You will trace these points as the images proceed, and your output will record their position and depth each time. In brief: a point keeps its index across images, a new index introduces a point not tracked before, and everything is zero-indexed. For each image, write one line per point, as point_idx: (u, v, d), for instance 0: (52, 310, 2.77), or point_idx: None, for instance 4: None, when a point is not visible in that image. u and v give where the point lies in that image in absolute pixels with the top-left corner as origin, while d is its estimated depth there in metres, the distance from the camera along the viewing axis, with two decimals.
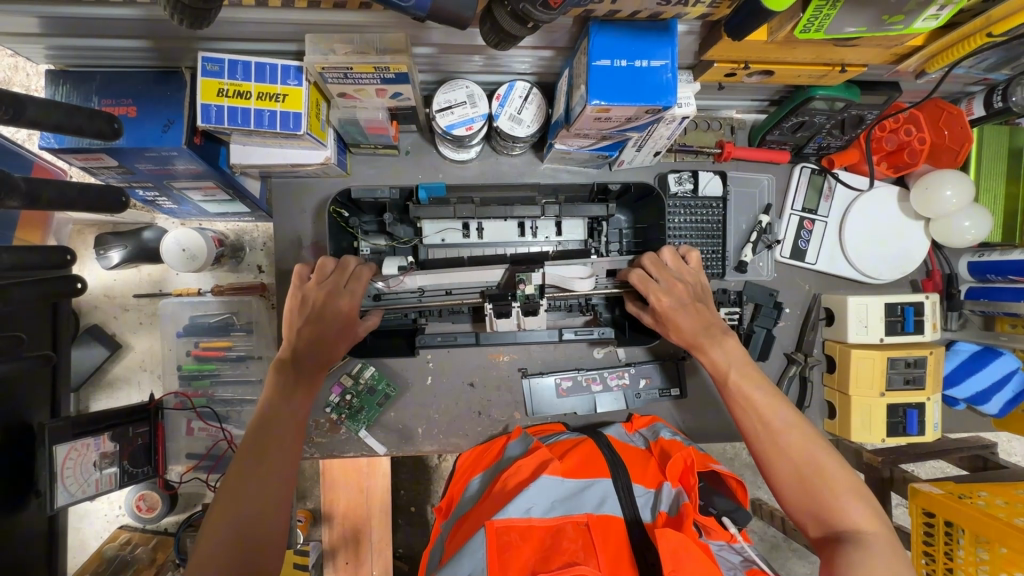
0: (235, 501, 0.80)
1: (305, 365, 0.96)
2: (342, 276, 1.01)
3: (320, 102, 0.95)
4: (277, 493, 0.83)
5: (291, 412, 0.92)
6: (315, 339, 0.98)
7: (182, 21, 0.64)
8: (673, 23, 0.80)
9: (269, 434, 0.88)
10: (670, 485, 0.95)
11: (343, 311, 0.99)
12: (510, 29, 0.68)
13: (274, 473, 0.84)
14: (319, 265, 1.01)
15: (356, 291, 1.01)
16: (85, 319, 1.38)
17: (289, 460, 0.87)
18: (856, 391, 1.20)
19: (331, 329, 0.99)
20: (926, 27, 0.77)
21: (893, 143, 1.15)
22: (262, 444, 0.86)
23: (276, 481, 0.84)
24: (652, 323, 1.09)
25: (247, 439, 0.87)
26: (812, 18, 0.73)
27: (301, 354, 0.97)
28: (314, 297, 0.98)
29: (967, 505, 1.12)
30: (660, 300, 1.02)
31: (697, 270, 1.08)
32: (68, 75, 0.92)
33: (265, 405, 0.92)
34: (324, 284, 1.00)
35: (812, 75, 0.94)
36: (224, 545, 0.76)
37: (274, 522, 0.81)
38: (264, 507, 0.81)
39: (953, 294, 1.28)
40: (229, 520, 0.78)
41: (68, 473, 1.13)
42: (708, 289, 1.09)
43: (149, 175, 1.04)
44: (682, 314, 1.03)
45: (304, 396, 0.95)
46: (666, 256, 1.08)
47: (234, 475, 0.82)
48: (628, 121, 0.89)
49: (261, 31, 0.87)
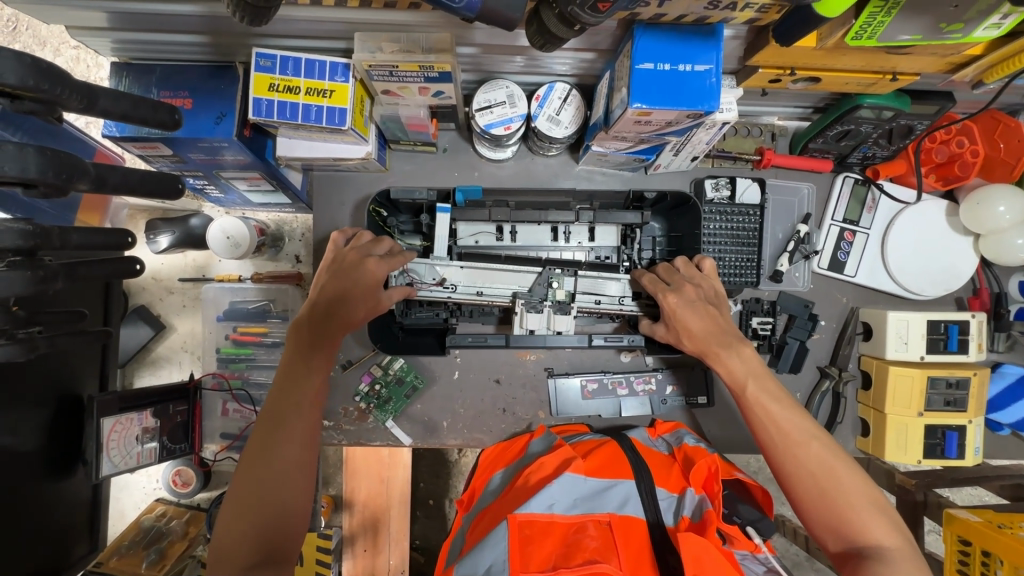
0: (257, 463, 0.84)
1: (321, 327, 0.95)
2: (376, 245, 1.04)
3: (365, 98, 0.98)
4: (296, 456, 0.86)
5: (308, 374, 0.93)
6: (336, 301, 0.97)
7: (243, 19, 0.67)
8: (719, 28, 0.79)
9: (286, 397, 0.90)
10: (693, 491, 0.94)
11: (369, 273, 0.99)
12: (558, 32, 0.69)
13: (291, 439, 0.86)
14: (356, 237, 1.06)
15: (388, 261, 1.01)
16: (133, 300, 1.45)
17: (305, 425, 0.88)
18: (892, 409, 1.16)
19: (353, 289, 0.98)
20: (987, 36, 0.74)
21: (944, 156, 1.11)
22: (280, 412, 0.88)
23: (297, 446, 0.86)
24: (666, 337, 1.06)
25: (267, 408, 0.89)
26: (864, 24, 0.71)
27: (319, 315, 0.96)
28: (344, 258, 1.01)
29: (1007, 535, 1.08)
30: (667, 298, 1.02)
31: (710, 278, 1.07)
32: (131, 68, 0.98)
33: (284, 367, 0.93)
34: (358, 249, 1.02)
35: (860, 83, 0.92)
36: (250, 506, 0.81)
37: (294, 485, 0.84)
38: (285, 470, 0.84)
39: (1001, 314, 1.22)
40: (252, 482, 0.82)
41: (113, 443, 1.22)
42: (724, 295, 1.07)
43: (199, 164, 1.08)
44: (690, 314, 1.01)
45: (324, 358, 0.95)
46: (678, 262, 1.10)
47: (257, 438, 0.86)
48: (668, 125, 0.88)
49: (311, 28, 0.90)
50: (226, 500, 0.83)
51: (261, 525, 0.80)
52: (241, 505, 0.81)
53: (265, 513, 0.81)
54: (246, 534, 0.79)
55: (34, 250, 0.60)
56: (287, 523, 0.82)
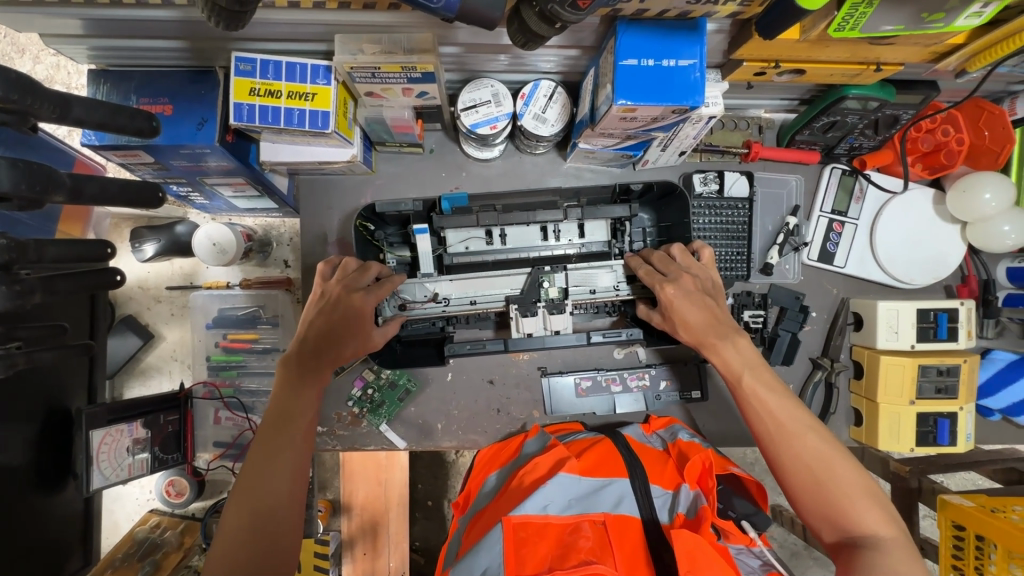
0: (246, 498, 0.83)
1: (314, 361, 0.96)
2: (363, 275, 1.04)
3: (348, 101, 0.97)
4: (288, 490, 0.85)
5: (299, 408, 0.92)
6: (327, 335, 0.98)
7: (219, 24, 0.65)
8: (702, 22, 0.78)
9: (278, 434, 0.89)
10: (688, 487, 0.95)
11: (356, 306, 0.99)
12: (539, 30, 0.68)
13: (281, 473, 0.86)
14: (342, 264, 1.05)
15: (375, 292, 1.01)
16: (120, 309, 1.43)
17: (295, 458, 0.88)
18: (884, 399, 1.16)
19: (342, 324, 0.98)
20: (968, 25, 0.73)
21: (930, 144, 1.12)
22: (269, 444, 0.88)
23: (289, 478, 0.86)
24: (661, 324, 1.07)
25: (257, 441, 0.89)
26: (846, 16, 0.71)
27: (309, 350, 0.96)
28: (330, 293, 1.01)
29: (1000, 519, 1.09)
30: (665, 289, 1.01)
31: (706, 267, 1.06)
32: (108, 74, 0.96)
33: (275, 402, 0.93)
34: (344, 281, 1.02)
35: (845, 74, 0.92)
36: (244, 541, 0.79)
37: (285, 518, 0.83)
38: (277, 503, 0.83)
39: (990, 302, 1.23)
40: (244, 516, 0.81)
41: (103, 456, 1.19)
42: (720, 286, 1.06)
43: (182, 171, 1.07)
44: (687, 304, 1.01)
45: (313, 392, 0.95)
46: (671, 251, 1.08)
47: (247, 470, 0.85)
48: (654, 121, 0.88)
49: (290, 31, 0.88)
50: (214, 538, 0.81)
51: (252, 560, 0.78)
52: (233, 541, 0.79)
53: (257, 547, 0.79)
54: (237, 572, 0.77)
55: (9, 265, 0.59)
56: (279, 556, 0.80)
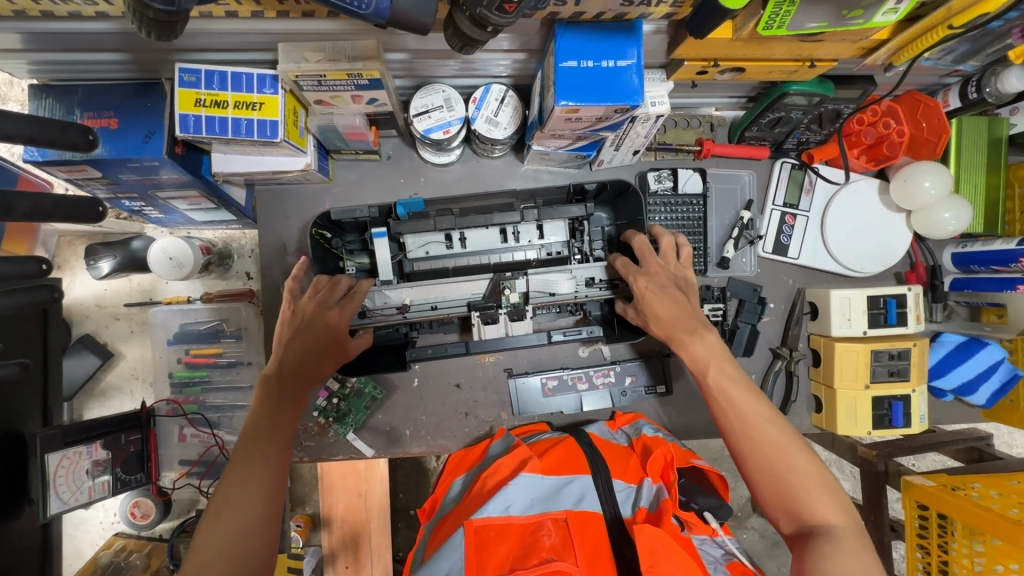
0: (219, 525, 0.77)
1: (293, 381, 0.93)
2: (334, 290, 1.02)
3: (298, 109, 0.96)
4: (263, 513, 0.80)
5: (274, 429, 0.89)
6: (304, 353, 0.95)
7: (151, 34, 0.65)
8: (638, 23, 0.81)
9: (253, 452, 0.85)
10: (650, 481, 0.96)
11: (333, 324, 0.98)
12: (471, 34, 0.69)
13: (255, 495, 0.81)
14: (313, 283, 1.04)
15: (349, 307, 1.00)
16: (77, 329, 1.40)
17: (272, 480, 0.84)
18: (841, 384, 1.19)
19: (319, 343, 0.96)
20: (887, 21, 0.77)
21: (873, 136, 1.15)
22: (243, 466, 0.83)
23: (264, 500, 0.81)
24: (637, 319, 1.09)
25: (231, 464, 0.84)
26: (772, 14, 0.73)
27: (289, 370, 0.94)
28: (303, 311, 0.99)
29: (959, 497, 1.12)
30: (637, 280, 1.03)
31: (682, 266, 1.09)
32: (51, 88, 0.94)
33: (251, 422, 0.89)
34: (316, 298, 1.01)
35: (783, 71, 0.95)
36: (217, 566, 0.74)
37: (261, 543, 0.78)
38: (251, 525, 0.78)
39: (937, 286, 1.29)
40: (219, 538, 0.76)
41: (60, 480, 1.15)
42: (694, 284, 1.08)
43: (134, 185, 1.05)
44: (658, 296, 1.01)
45: (291, 414, 0.92)
46: (663, 245, 1.09)
47: (220, 496, 0.80)
48: (600, 121, 0.89)
49: (234, 41, 0.88)
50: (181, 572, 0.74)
51: None
52: (206, 568, 0.74)
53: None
54: None
55: None
56: None
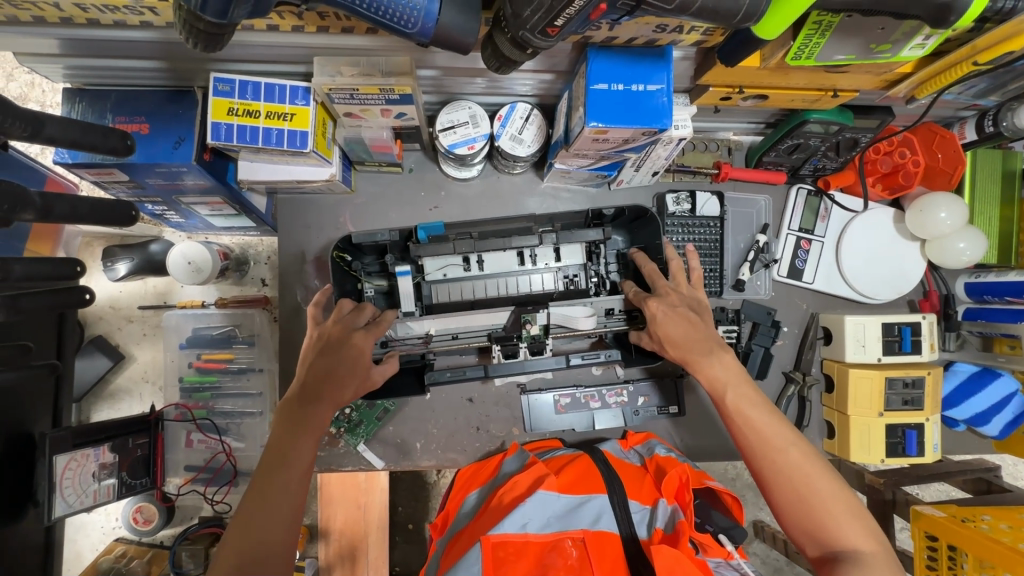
0: (235, 550, 0.78)
1: (312, 404, 0.93)
2: (358, 316, 1.03)
3: (327, 121, 0.98)
4: (281, 541, 0.81)
5: (294, 452, 0.89)
6: (326, 376, 0.96)
7: (196, 45, 0.66)
8: (668, 49, 0.82)
9: (272, 478, 0.86)
10: (665, 502, 0.95)
11: (355, 348, 0.98)
12: (510, 55, 0.70)
13: (275, 521, 0.82)
14: (337, 306, 1.04)
15: (374, 331, 1.00)
16: (89, 330, 1.40)
17: (292, 508, 0.84)
18: (855, 411, 1.19)
19: (340, 367, 0.96)
20: (913, 55, 0.79)
21: (889, 165, 1.17)
22: (263, 489, 0.84)
23: (280, 527, 0.82)
24: (654, 345, 1.07)
25: (250, 488, 0.85)
26: (802, 45, 0.75)
27: (308, 392, 0.94)
28: (328, 334, 1.00)
29: (970, 529, 1.11)
30: (651, 307, 1.03)
31: (694, 290, 1.10)
32: (86, 93, 0.96)
33: (272, 443, 0.90)
34: (341, 321, 1.02)
35: (805, 99, 0.96)
36: None
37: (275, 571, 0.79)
38: (268, 551, 0.79)
39: (950, 315, 1.30)
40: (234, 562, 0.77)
41: (67, 482, 1.11)
42: (707, 305, 1.08)
43: (158, 189, 1.06)
44: (670, 320, 1.02)
45: (311, 438, 0.91)
46: (672, 267, 1.10)
47: (238, 521, 0.81)
48: (625, 143, 0.91)
49: (270, 53, 0.89)
50: None
51: None
52: None
53: None
54: None
55: None
56: None
